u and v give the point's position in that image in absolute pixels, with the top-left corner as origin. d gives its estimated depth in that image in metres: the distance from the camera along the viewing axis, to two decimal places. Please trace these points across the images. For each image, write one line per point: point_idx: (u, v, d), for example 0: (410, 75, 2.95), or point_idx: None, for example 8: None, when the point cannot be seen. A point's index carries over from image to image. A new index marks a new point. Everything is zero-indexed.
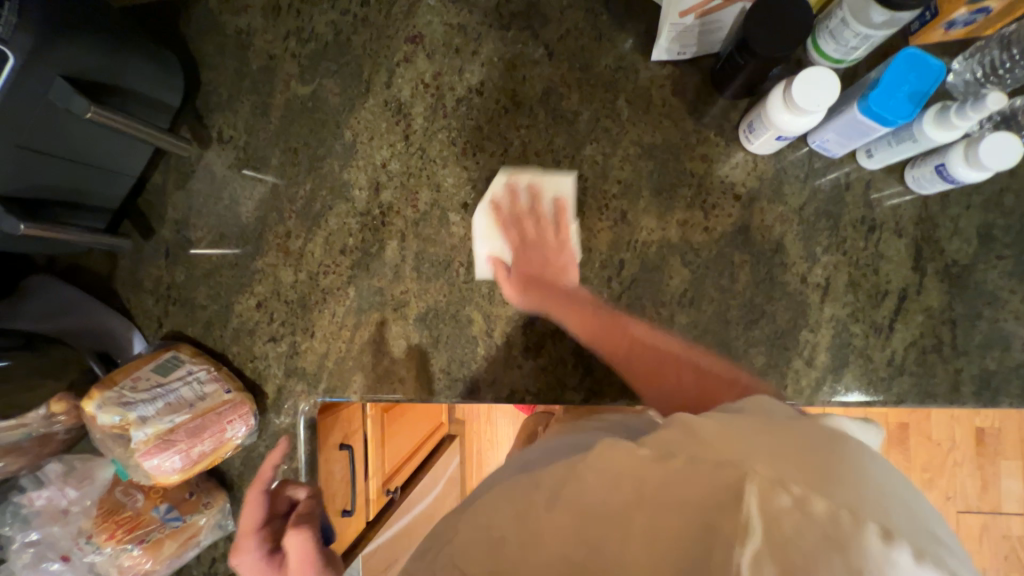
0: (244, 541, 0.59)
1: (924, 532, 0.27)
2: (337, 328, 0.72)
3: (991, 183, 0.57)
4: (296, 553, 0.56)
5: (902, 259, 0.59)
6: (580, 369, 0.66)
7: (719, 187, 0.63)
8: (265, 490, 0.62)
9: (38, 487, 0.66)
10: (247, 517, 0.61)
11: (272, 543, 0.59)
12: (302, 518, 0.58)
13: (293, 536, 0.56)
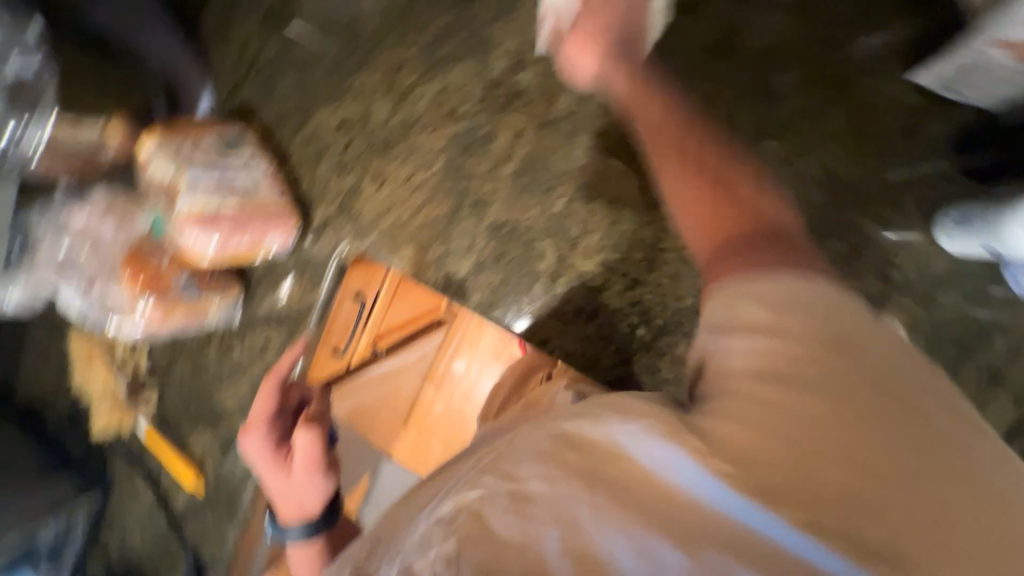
0: (254, 424, 0.59)
1: None
2: (408, 191, 0.66)
3: None
4: (304, 447, 0.57)
5: (996, 422, 0.54)
6: (620, 354, 0.63)
7: (878, 260, 0.54)
8: (279, 381, 0.60)
9: (77, 202, 0.63)
10: (258, 406, 0.59)
11: (280, 434, 0.59)
12: (315, 416, 0.59)
13: (305, 432, 0.57)
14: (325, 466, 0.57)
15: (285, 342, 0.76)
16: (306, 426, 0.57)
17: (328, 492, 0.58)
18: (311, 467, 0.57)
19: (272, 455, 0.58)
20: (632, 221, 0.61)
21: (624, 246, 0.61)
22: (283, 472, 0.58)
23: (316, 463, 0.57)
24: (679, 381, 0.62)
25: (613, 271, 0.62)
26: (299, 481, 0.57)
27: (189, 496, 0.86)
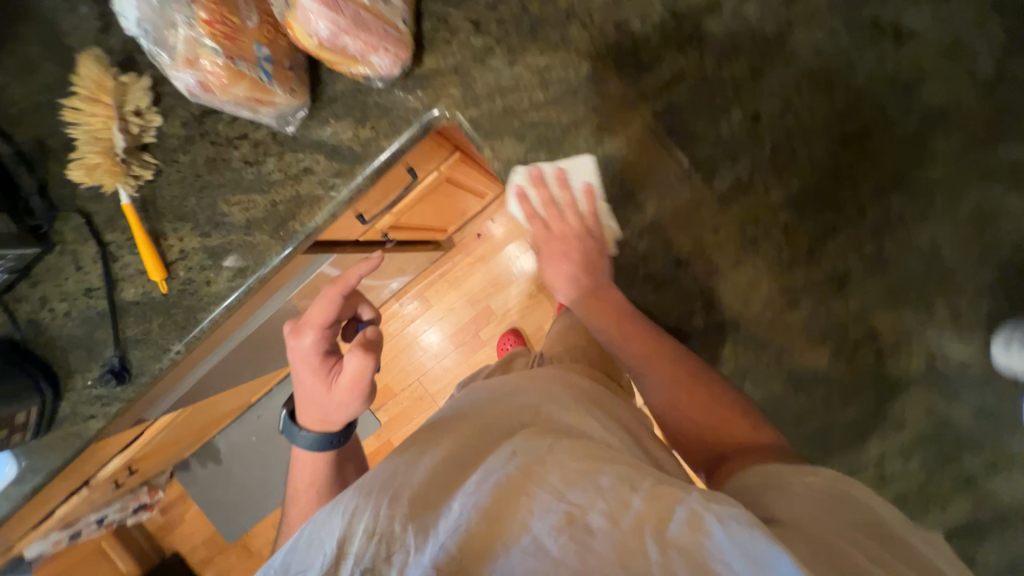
0: (311, 326, 0.70)
1: None
2: (535, 83, 0.61)
3: None
4: (353, 371, 0.67)
5: (949, 522, 0.59)
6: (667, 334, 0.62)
7: (929, 343, 0.56)
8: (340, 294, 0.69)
9: None
10: (318, 311, 0.69)
11: (326, 345, 0.71)
12: (369, 346, 0.68)
13: (358, 359, 0.67)
14: (365, 393, 0.68)
15: (325, 178, 0.68)
16: (364, 347, 0.67)
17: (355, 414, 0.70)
18: (354, 390, 0.68)
19: (318, 361, 0.70)
20: (742, 216, 0.59)
21: (720, 234, 0.59)
22: (324, 385, 0.70)
23: (363, 386, 0.68)
24: None
25: (698, 253, 0.60)
26: (337, 399, 0.69)
27: (145, 293, 0.77)
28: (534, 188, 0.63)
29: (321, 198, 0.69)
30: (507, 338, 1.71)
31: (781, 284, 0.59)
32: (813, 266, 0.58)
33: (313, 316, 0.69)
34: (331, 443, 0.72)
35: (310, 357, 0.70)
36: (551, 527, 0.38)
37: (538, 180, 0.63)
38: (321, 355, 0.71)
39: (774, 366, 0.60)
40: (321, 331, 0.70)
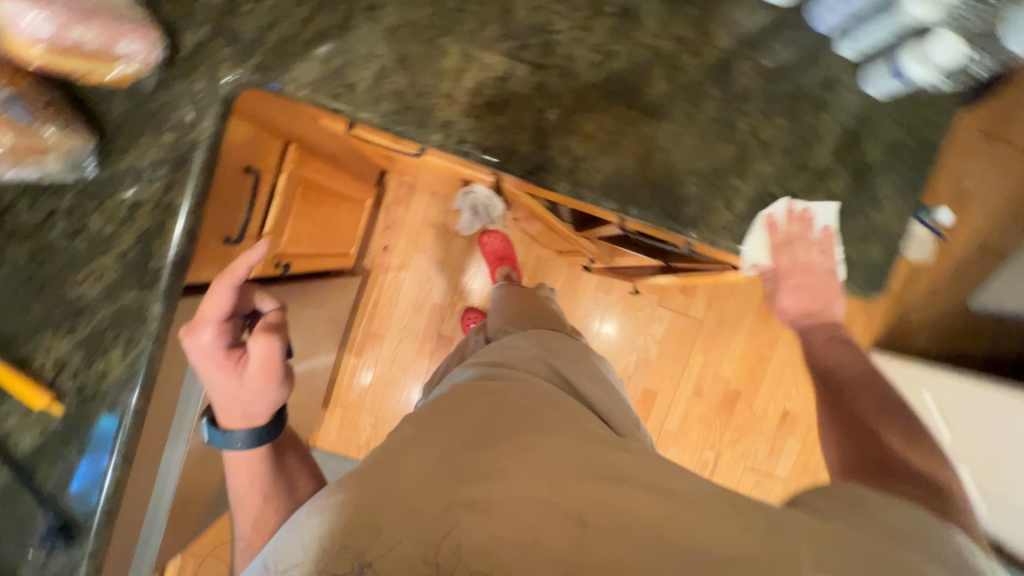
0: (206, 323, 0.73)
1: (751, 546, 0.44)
2: (293, 4, 0.63)
3: (916, 102, 0.66)
4: (261, 356, 0.74)
5: (830, 143, 0.67)
6: (534, 140, 0.65)
7: (721, 21, 0.65)
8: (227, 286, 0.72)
9: None
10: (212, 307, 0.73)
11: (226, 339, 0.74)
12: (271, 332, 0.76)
13: (263, 343, 0.74)
14: (277, 373, 0.76)
15: (160, 199, 0.65)
16: (267, 334, 0.75)
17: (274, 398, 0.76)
18: (266, 374, 0.75)
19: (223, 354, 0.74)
20: (525, 9, 0.64)
21: (519, 33, 0.64)
22: (235, 376, 0.75)
23: (276, 368, 0.75)
24: (590, 156, 0.65)
25: (514, 59, 0.64)
26: (252, 387, 0.75)
27: (44, 429, 0.67)
28: (771, 221, 0.67)
29: (169, 219, 0.66)
30: (468, 316, 1.69)
31: (590, 43, 0.64)
32: (603, 15, 0.64)
33: (207, 312, 0.72)
34: (260, 435, 0.77)
35: (214, 351, 0.74)
36: (545, 512, 0.46)
37: (797, 215, 0.66)
38: (225, 349, 0.75)
39: (630, 109, 0.65)
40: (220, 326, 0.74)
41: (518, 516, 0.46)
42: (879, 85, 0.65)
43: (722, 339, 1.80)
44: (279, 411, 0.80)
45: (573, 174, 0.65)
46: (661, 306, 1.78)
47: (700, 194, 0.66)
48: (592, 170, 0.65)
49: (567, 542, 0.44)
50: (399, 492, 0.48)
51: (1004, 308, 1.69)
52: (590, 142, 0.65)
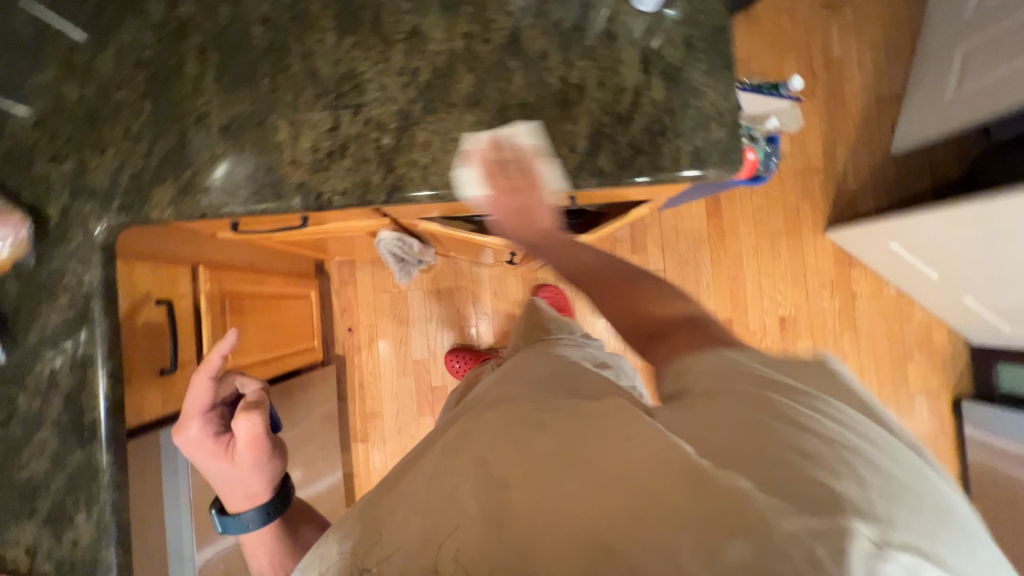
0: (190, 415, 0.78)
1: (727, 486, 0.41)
2: (131, 143, 0.70)
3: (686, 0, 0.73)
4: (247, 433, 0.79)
5: (633, 63, 0.73)
6: (382, 167, 0.71)
7: (497, 5, 0.73)
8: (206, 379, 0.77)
9: None
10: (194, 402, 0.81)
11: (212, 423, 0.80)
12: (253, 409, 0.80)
13: (246, 422, 0.79)
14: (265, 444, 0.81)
15: (76, 358, 0.69)
16: (249, 415, 0.79)
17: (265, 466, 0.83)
18: (255, 448, 0.81)
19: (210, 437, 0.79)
20: (329, 65, 0.71)
21: (332, 86, 0.71)
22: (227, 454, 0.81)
23: (260, 444, 0.81)
24: (435, 159, 0.71)
25: (336, 108, 0.71)
26: (244, 460, 0.81)
27: None
28: (474, 155, 0.71)
29: (90, 372, 0.69)
30: (451, 359, 1.70)
31: (394, 70, 0.71)
32: (396, 43, 0.72)
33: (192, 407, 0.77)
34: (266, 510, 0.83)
35: (203, 441, 0.81)
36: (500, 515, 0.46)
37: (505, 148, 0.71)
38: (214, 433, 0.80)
39: (453, 107, 0.72)
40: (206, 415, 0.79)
41: (511, 514, 0.45)
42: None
43: (691, 276, 1.82)
44: (278, 483, 0.86)
45: (427, 180, 0.71)
46: None
47: (544, 150, 0.72)
48: (442, 170, 0.71)
49: (518, 515, 0.44)
50: (400, 506, 0.52)
51: (925, 138, 1.74)
52: (430, 148, 0.71)
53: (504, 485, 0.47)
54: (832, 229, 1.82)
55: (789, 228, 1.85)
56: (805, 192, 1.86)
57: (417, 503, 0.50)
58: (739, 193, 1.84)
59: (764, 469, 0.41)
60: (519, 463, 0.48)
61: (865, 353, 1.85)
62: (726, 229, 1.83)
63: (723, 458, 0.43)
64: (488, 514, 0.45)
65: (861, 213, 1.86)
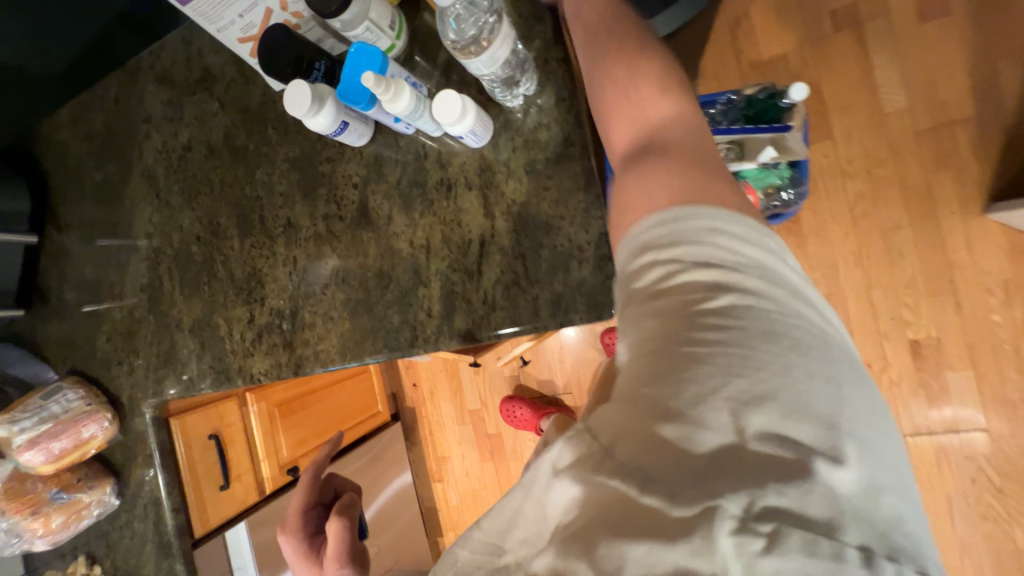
0: (294, 521, 0.81)
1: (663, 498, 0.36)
2: (150, 346, 0.95)
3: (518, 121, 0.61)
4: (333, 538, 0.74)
5: (474, 208, 0.65)
6: (286, 349, 0.81)
7: (343, 181, 0.74)
8: (313, 477, 0.83)
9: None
10: (298, 499, 0.82)
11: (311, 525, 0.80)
12: (344, 509, 0.78)
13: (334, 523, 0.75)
14: (350, 551, 0.72)
15: (153, 497, 1.00)
16: (338, 512, 0.77)
17: None
18: (338, 559, 0.72)
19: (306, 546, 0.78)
20: (240, 266, 0.84)
21: (244, 284, 0.84)
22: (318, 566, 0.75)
23: (343, 552, 0.73)
24: (321, 336, 0.78)
25: (250, 302, 0.83)
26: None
27: None
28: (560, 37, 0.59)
29: (160, 508, 0.99)
30: (512, 407, 1.73)
31: (279, 261, 0.80)
32: (277, 236, 0.80)
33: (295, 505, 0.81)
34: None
35: (302, 546, 0.79)
36: None
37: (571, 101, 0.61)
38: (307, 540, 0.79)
39: (325, 287, 0.77)
40: (304, 518, 0.81)
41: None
42: (475, 136, 0.60)
43: None
44: None
45: (318, 356, 0.78)
46: None
47: (403, 320, 0.71)
48: (327, 346, 0.77)
49: None
50: None
51: None
52: (316, 328, 0.78)
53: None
54: (994, 209, 1.23)
55: (916, 215, 1.31)
56: (940, 157, 1.29)
57: None
58: (824, 182, 1.38)
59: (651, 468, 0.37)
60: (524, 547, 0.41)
61: None
62: (809, 233, 1.40)
63: (629, 470, 0.37)
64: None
65: None
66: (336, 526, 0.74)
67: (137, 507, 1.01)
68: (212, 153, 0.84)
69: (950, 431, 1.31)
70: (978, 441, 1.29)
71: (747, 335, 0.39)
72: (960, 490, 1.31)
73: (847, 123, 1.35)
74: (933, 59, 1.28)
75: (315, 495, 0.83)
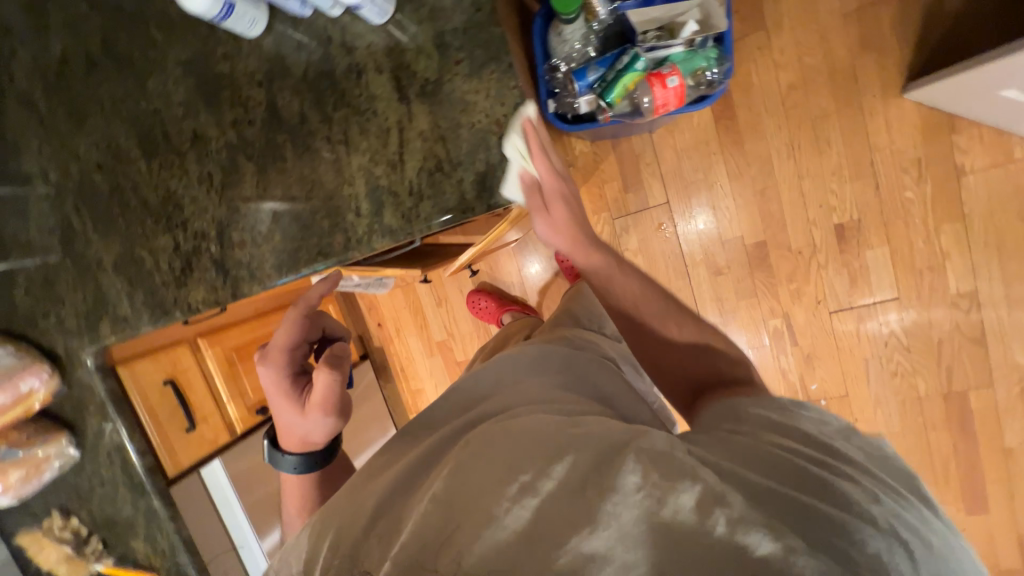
0: (276, 353, 0.83)
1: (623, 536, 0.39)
2: (74, 292, 0.90)
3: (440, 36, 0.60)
4: (320, 387, 0.79)
5: (387, 93, 0.63)
6: (221, 273, 0.78)
7: (246, 80, 0.68)
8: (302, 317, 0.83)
9: None
10: (283, 338, 0.82)
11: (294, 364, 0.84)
12: (333, 363, 0.81)
13: (322, 375, 0.79)
14: (336, 403, 0.80)
15: (114, 443, 0.99)
16: (328, 365, 0.80)
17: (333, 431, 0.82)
18: (323, 406, 0.80)
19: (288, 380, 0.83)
20: (151, 191, 0.78)
21: (161, 211, 0.79)
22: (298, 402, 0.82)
23: (331, 402, 0.80)
24: (253, 254, 0.75)
25: (173, 229, 0.79)
26: (312, 419, 0.81)
27: None
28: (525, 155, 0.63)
29: (125, 453, 0.99)
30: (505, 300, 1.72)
31: (194, 180, 0.75)
32: (186, 152, 0.74)
33: (278, 341, 0.82)
34: (313, 462, 0.83)
35: (281, 381, 0.83)
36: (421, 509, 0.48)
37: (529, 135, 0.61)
38: (290, 377, 0.83)
39: (248, 201, 0.73)
40: (287, 355, 0.83)
41: (553, 523, 0.42)
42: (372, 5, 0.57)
43: (706, 202, 1.50)
44: (335, 440, 0.85)
45: (253, 275, 0.76)
46: (620, 215, 1.57)
47: (331, 222, 0.70)
48: (261, 262, 0.75)
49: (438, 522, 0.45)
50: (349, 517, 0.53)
51: None
52: (245, 246, 0.75)
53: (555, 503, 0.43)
54: (911, 88, 1.28)
55: (842, 102, 1.36)
56: (865, 39, 1.31)
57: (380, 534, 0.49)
58: (758, 76, 1.39)
59: (739, 477, 0.43)
60: (563, 485, 0.44)
61: (978, 244, 1.36)
62: (744, 130, 1.43)
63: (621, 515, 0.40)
64: (525, 532, 0.42)
65: (967, 41, 1.25)
66: (325, 379, 0.79)
67: (99, 457, 1.00)
68: (94, 65, 0.75)
69: (868, 304, 1.46)
70: (890, 309, 1.45)
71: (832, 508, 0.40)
72: (875, 355, 1.49)
73: (778, 11, 1.34)
74: None
75: (301, 335, 0.83)
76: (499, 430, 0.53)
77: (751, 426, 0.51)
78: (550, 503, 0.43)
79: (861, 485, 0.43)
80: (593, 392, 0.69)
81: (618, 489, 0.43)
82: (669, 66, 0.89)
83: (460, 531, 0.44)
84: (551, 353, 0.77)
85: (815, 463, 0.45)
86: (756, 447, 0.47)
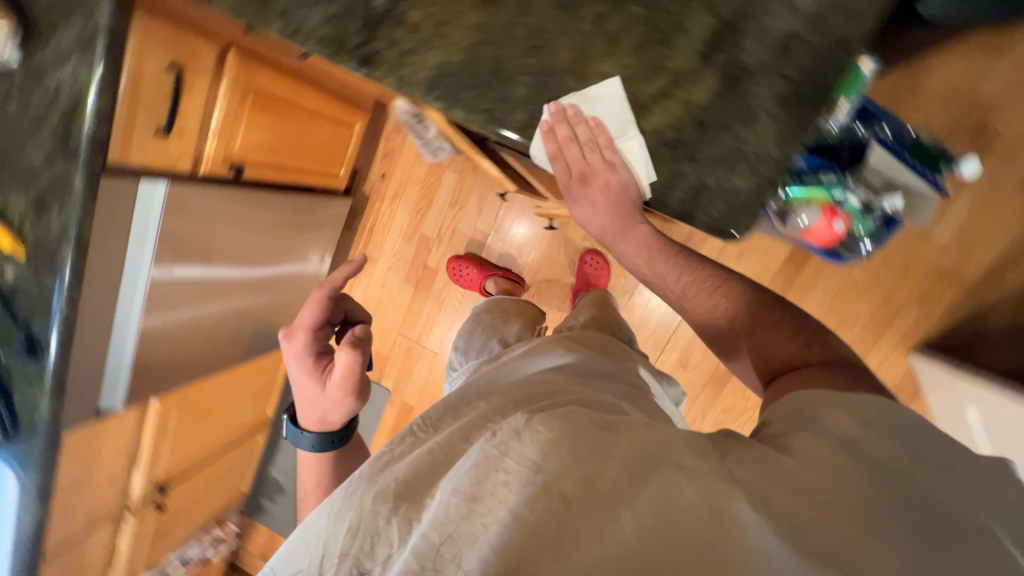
0: (304, 331, 0.84)
1: (640, 548, 0.45)
2: None
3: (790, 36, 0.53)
4: (343, 366, 0.78)
5: (696, 38, 0.54)
6: (363, 31, 0.61)
7: None
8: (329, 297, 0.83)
9: None
10: (309, 315, 0.83)
11: (319, 345, 0.84)
12: (355, 343, 0.80)
13: (344, 355, 0.78)
14: (357, 381, 0.79)
15: (75, 85, 0.76)
16: (349, 345, 0.79)
17: (353, 410, 0.82)
18: (345, 385, 0.80)
19: (315, 362, 0.83)
20: None
21: None
22: (324, 383, 0.83)
23: (351, 379, 0.79)
24: (417, 47, 0.61)
25: None
26: (335, 396, 0.81)
27: (15, 270, 0.87)
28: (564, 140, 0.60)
29: (83, 104, 0.77)
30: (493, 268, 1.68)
31: None
32: None
33: (304, 319, 0.83)
34: (330, 440, 0.84)
35: (306, 359, 0.83)
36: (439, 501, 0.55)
37: (563, 113, 0.58)
38: (314, 355, 0.84)
39: None
40: (310, 330, 0.84)
41: (577, 528, 0.47)
42: None
43: None
44: (352, 420, 0.86)
45: (399, 66, 0.61)
46: None
47: (528, 95, 0.58)
48: (419, 62, 0.60)
49: (455, 511, 0.52)
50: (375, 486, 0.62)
51: None
52: (417, 32, 0.61)
53: (580, 510, 0.48)
54: (918, 358, 1.46)
55: (869, 325, 1.51)
56: (923, 298, 1.46)
57: (410, 517, 0.57)
58: None
59: (781, 483, 0.49)
60: (588, 491, 0.49)
61: None
62: (797, 285, 1.52)
63: (650, 543, 0.45)
64: (548, 527, 0.48)
65: (974, 358, 1.45)
66: (346, 357, 0.78)
67: (41, 81, 0.76)
68: None
69: None
70: None
71: (873, 518, 0.45)
72: None
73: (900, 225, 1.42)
74: (996, 224, 1.38)
75: (325, 313, 0.84)
76: (524, 417, 0.59)
77: (820, 433, 0.53)
78: (574, 507, 0.49)
79: (908, 495, 0.48)
80: (615, 391, 0.80)
81: (646, 507, 0.48)
82: (848, 212, 0.89)
83: (479, 528, 0.50)
84: (573, 362, 0.88)
85: (870, 472, 0.49)
86: (815, 460, 0.50)
